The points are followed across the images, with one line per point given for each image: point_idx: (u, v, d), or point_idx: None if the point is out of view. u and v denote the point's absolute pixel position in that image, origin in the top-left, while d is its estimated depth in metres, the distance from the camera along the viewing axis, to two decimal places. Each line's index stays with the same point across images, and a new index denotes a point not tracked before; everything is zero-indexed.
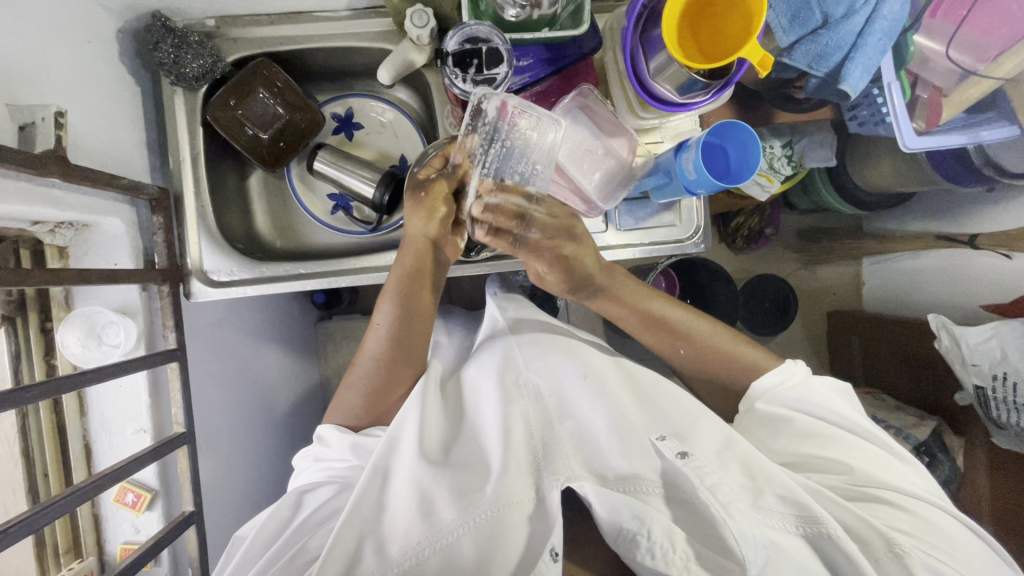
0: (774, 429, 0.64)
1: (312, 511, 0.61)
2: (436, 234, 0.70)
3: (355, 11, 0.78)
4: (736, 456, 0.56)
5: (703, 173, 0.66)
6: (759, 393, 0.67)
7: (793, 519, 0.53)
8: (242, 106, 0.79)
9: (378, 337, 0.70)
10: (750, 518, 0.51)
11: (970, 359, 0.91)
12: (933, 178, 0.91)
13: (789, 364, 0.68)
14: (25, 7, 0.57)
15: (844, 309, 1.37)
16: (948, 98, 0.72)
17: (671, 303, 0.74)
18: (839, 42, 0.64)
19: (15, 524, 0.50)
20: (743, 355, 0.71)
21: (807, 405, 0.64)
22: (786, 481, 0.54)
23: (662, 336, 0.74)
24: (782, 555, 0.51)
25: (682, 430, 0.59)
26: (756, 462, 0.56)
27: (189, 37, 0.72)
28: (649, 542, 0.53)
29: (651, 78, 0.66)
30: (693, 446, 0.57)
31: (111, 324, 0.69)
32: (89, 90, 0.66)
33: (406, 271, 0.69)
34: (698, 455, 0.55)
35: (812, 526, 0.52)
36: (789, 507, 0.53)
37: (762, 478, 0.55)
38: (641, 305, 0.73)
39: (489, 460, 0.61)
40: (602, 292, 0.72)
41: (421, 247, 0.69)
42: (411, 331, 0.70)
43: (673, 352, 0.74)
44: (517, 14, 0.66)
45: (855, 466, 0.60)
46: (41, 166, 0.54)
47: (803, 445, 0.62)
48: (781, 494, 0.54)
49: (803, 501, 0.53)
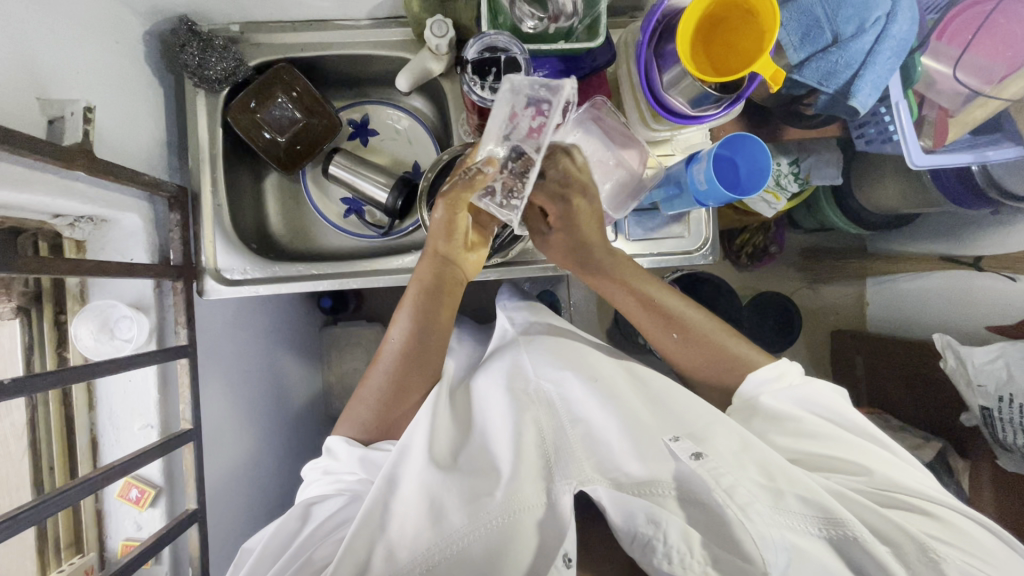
0: (780, 427, 0.64)
1: (316, 525, 0.60)
2: (452, 250, 0.72)
3: (376, 21, 0.80)
4: (754, 458, 0.56)
5: (712, 183, 0.67)
6: (762, 389, 0.67)
7: (816, 521, 0.53)
8: (262, 110, 0.81)
9: (392, 352, 0.70)
10: (769, 520, 0.52)
11: (976, 379, 0.91)
12: (938, 200, 0.92)
13: (783, 362, 0.69)
14: (59, 7, 0.59)
15: (848, 329, 1.37)
16: (954, 118, 0.74)
17: (665, 289, 0.76)
18: (849, 59, 0.66)
19: (24, 510, 0.50)
20: (753, 354, 0.71)
21: (807, 402, 0.65)
22: (808, 483, 0.54)
23: (656, 318, 0.75)
24: (804, 556, 0.51)
25: (698, 430, 0.59)
26: (775, 464, 0.55)
27: (213, 41, 0.74)
28: (666, 546, 0.54)
29: (664, 91, 0.67)
30: (709, 448, 0.57)
31: (123, 319, 0.70)
32: (114, 88, 0.68)
33: (425, 284, 0.71)
34: (714, 456, 0.55)
35: (837, 529, 0.52)
36: (812, 509, 0.53)
37: (782, 480, 0.54)
38: (638, 287, 0.75)
39: (499, 465, 0.60)
40: (602, 267, 0.76)
41: (436, 261, 0.72)
42: (427, 346, 0.71)
43: (667, 339, 0.75)
44: (535, 26, 0.69)
45: (874, 469, 0.59)
46: (67, 158, 0.55)
47: (812, 445, 0.62)
48: (803, 496, 0.53)
49: (825, 503, 0.53)
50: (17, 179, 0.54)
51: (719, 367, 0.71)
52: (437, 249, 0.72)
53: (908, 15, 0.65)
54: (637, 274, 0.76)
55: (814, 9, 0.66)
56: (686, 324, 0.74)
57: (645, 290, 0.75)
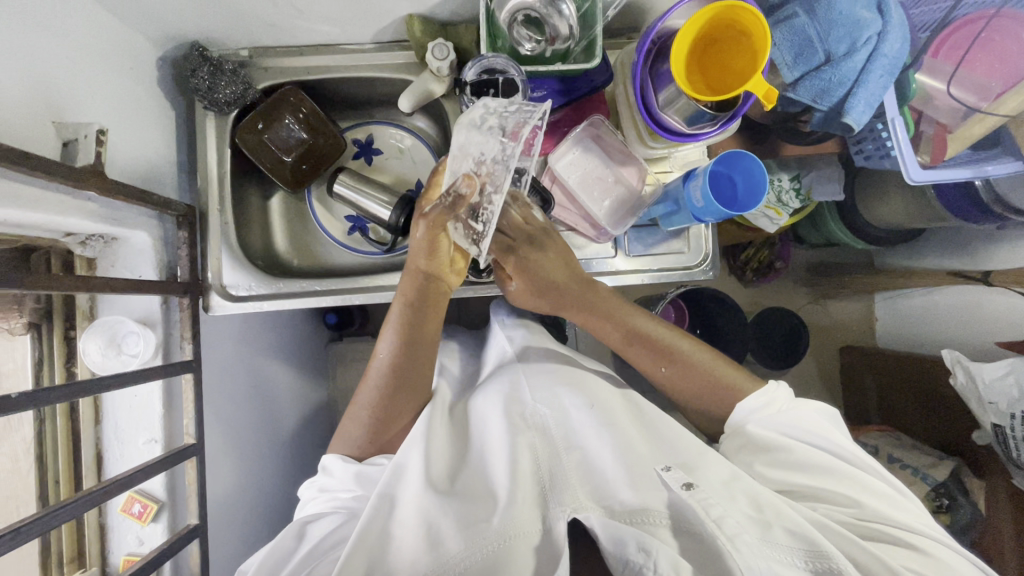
0: (765, 455, 0.65)
1: (315, 542, 0.60)
2: (434, 268, 0.69)
3: (379, 45, 0.83)
4: (744, 490, 0.58)
5: (710, 201, 0.68)
6: (750, 416, 0.68)
7: (802, 554, 0.52)
8: (269, 130, 0.83)
9: (381, 369, 0.70)
10: (758, 552, 0.52)
11: (987, 396, 0.90)
12: (942, 215, 0.92)
13: (771, 387, 0.70)
14: (75, 35, 0.62)
15: (857, 345, 1.35)
16: (953, 133, 0.74)
17: (650, 319, 0.76)
18: (842, 77, 0.66)
19: (28, 522, 0.50)
20: (740, 382, 0.71)
21: (797, 430, 0.65)
22: (795, 517, 0.55)
23: (644, 350, 0.74)
24: None
25: (688, 462, 0.62)
26: (764, 498, 0.57)
27: (223, 65, 0.77)
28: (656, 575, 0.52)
29: (660, 110, 0.69)
30: (698, 478, 0.59)
31: (131, 334, 0.72)
32: (127, 111, 0.70)
33: (411, 300, 0.70)
34: (704, 488, 0.57)
35: (822, 562, 0.51)
36: (797, 541, 0.53)
37: (770, 513, 0.55)
38: (624, 319, 0.75)
39: (496, 490, 0.61)
40: (574, 297, 0.75)
41: (418, 278, 0.70)
42: (416, 362, 0.71)
43: (659, 373, 0.74)
44: (533, 48, 0.71)
45: (864, 501, 0.60)
46: (80, 178, 0.57)
47: (798, 474, 0.63)
48: (790, 528, 0.54)
49: (812, 537, 0.52)
50: (29, 199, 0.56)
51: (711, 397, 0.71)
52: (417, 267, 0.69)
53: (899, 34, 0.66)
54: (617, 307, 0.75)
55: (806, 29, 0.67)
56: (670, 355, 0.73)
57: (628, 320, 0.74)
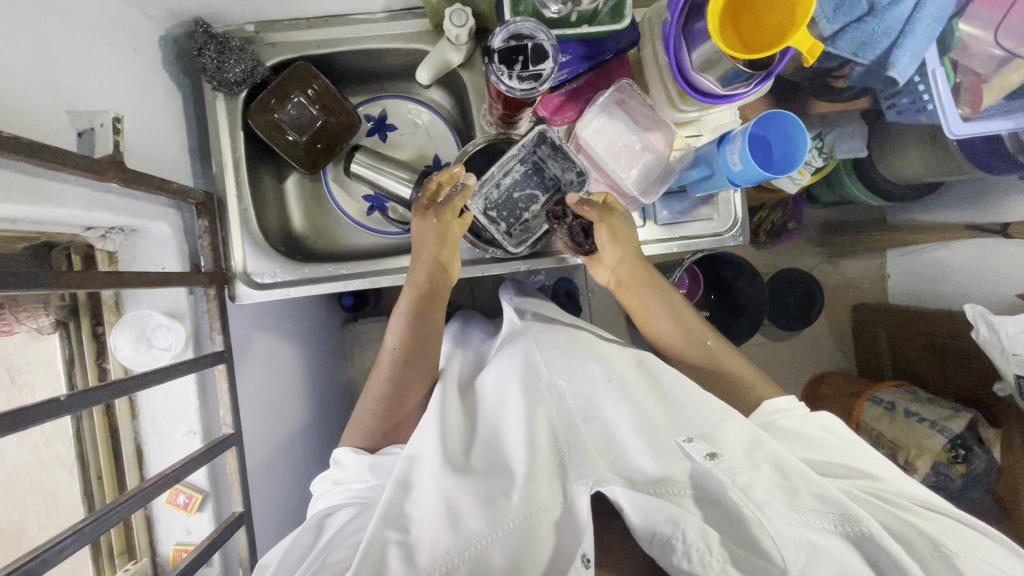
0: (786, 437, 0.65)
1: (336, 530, 0.60)
2: (445, 258, 0.74)
3: (392, 13, 0.78)
4: (767, 457, 0.57)
5: (749, 162, 0.65)
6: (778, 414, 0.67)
7: (831, 518, 0.53)
8: (280, 108, 0.79)
9: (391, 359, 0.73)
10: (787, 519, 0.51)
11: (1009, 348, 0.91)
12: (965, 167, 0.90)
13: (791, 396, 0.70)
14: (76, 14, 0.58)
15: (869, 303, 1.35)
16: (989, 83, 0.72)
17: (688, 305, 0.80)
18: (886, 28, 0.64)
19: (90, 521, 0.50)
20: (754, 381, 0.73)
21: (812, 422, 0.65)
22: (820, 481, 0.54)
23: (683, 330, 0.78)
24: (822, 552, 0.51)
25: (708, 431, 0.59)
26: (787, 462, 0.56)
27: (230, 43, 0.72)
28: (684, 544, 0.53)
29: (694, 71, 0.66)
30: (722, 447, 0.56)
31: (160, 327, 0.70)
32: (136, 95, 0.67)
33: (419, 291, 0.74)
34: (728, 457, 0.55)
35: (852, 526, 0.52)
36: (827, 505, 0.53)
37: (795, 477, 0.55)
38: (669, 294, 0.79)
39: (513, 464, 0.60)
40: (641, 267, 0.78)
41: (431, 269, 0.74)
42: (425, 347, 0.74)
43: (685, 348, 0.78)
44: (559, 10, 0.66)
45: (879, 474, 0.59)
46: (101, 171, 0.55)
47: (814, 453, 0.62)
48: (817, 493, 0.54)
49: (840, 500, 0.53)
50: (51, 193, 0.54)
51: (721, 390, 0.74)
52: (427, 259, 0.74)
53: None
54: (666, 284, 0.79)
55: None
56: (705, 338, 0.78)
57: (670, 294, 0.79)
